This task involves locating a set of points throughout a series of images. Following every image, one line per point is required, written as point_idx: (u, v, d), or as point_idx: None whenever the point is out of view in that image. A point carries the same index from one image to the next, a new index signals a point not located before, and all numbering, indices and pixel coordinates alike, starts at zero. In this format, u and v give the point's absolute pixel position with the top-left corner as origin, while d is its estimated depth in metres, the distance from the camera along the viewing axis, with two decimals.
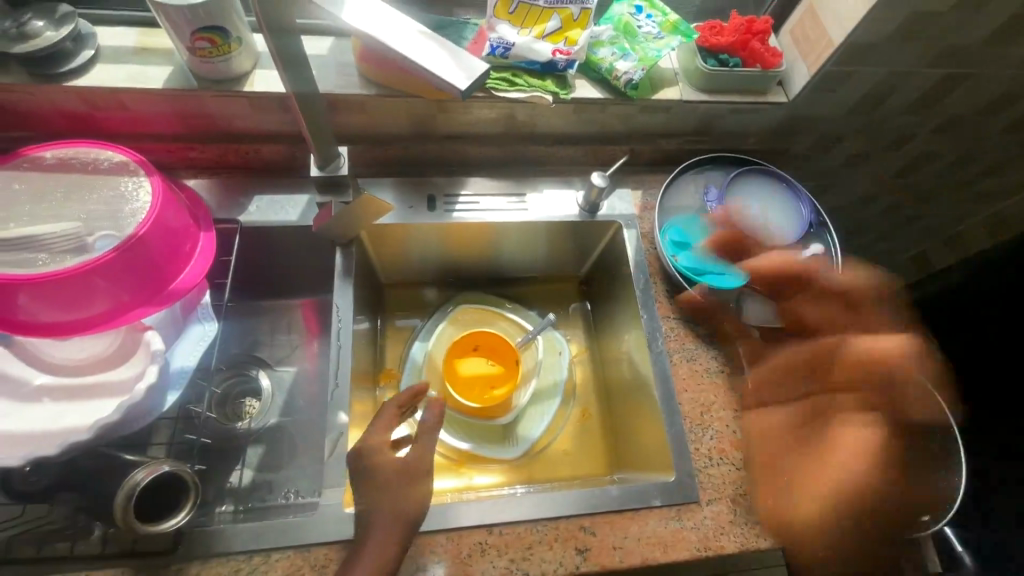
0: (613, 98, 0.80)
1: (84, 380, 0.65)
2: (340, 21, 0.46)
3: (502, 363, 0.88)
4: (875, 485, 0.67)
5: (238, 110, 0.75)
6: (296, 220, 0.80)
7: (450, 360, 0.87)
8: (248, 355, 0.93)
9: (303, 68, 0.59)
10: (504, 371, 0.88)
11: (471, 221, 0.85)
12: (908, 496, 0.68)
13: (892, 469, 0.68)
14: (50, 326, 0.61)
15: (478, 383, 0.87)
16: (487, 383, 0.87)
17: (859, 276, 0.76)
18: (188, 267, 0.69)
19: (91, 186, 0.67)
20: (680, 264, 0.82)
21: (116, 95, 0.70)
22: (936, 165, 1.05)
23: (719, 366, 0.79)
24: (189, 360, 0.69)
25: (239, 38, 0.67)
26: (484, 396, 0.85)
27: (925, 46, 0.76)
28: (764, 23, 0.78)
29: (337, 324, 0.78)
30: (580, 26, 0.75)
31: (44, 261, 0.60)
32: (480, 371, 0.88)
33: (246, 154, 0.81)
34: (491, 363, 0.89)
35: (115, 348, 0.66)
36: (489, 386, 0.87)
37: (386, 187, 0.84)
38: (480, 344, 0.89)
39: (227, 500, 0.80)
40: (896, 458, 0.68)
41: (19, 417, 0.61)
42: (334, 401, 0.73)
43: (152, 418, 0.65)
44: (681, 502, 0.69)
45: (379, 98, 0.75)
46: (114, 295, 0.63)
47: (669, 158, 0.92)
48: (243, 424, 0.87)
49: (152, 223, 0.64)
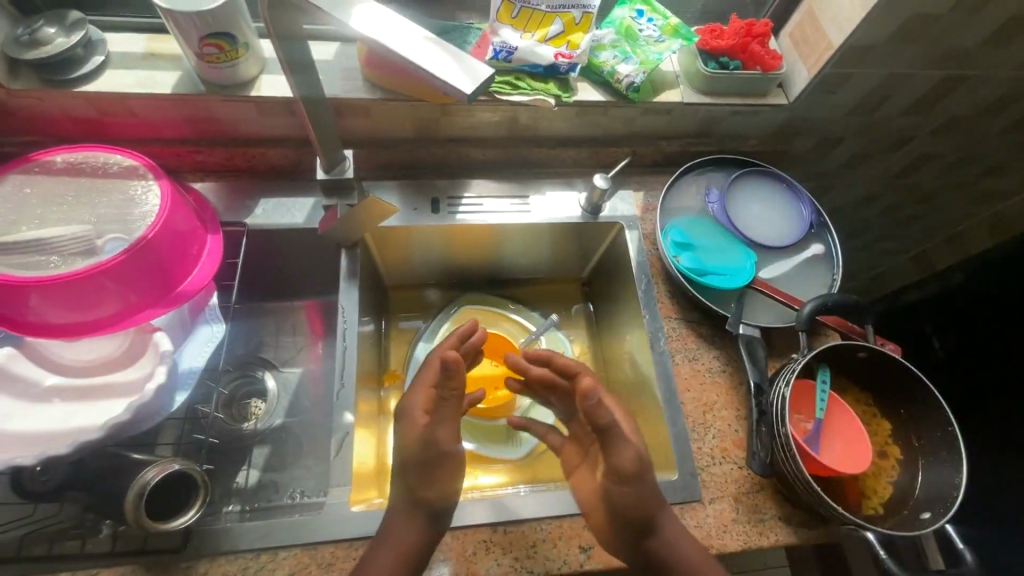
0: (615, 101, 0.81)
1: (95, 380, 0.66)
2: (347, 27, 0.45)
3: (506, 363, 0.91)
4: (659, 519, 0.61)
5: (246, 114, 0.76)
6: (302, 222, 0.81)
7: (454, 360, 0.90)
8: (253, 356, 0.94)
9: (310, 72, 0.60)
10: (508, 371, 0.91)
11: (476, 223, 0.86)
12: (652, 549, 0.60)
13: (655, 505, 0.61)
14: (60, 327, 0.62)
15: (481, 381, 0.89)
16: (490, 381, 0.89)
17: (557, 354, 0.74)
18: (195, 269, 0.70)
19: (100, 190, 0.68)
20: (683, 265, 0.81)
21: (125, 100, 0.71)
22: (936, 165, 1.05)
23: (722, 366, 0.79)
24: (197, 360, 0.69)
25: (246, 44, 0.68)
26: (489, 396, 0.88)
27: (924, 49, 0.76)
28: (764, 26, 0.78)
29: (342, 326, 0.78)
30: (581, 31, 0.76)
31: (56, 263, 0.61)
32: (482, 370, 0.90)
33: (252, 157, 0.82)
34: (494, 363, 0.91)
35: (125, 348, 0.67)
36: (494, 386, 0.89)
37: (391, 189, 0.85)
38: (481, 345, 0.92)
39: (233, 500, 0.81)
40: (650, 502, 0.60)
41: (30, 417, 0.62)
42: (340, 401, 0.73)
43: (160, 418, 0.64)
44: (685, 501, 0.70)
45: (383, 102, 0.76)
46: (123, 297, 0.64)
47: (670, 160, 0.93)
48: (249, 424, 0.89)
49: (160, 226, 0.65)
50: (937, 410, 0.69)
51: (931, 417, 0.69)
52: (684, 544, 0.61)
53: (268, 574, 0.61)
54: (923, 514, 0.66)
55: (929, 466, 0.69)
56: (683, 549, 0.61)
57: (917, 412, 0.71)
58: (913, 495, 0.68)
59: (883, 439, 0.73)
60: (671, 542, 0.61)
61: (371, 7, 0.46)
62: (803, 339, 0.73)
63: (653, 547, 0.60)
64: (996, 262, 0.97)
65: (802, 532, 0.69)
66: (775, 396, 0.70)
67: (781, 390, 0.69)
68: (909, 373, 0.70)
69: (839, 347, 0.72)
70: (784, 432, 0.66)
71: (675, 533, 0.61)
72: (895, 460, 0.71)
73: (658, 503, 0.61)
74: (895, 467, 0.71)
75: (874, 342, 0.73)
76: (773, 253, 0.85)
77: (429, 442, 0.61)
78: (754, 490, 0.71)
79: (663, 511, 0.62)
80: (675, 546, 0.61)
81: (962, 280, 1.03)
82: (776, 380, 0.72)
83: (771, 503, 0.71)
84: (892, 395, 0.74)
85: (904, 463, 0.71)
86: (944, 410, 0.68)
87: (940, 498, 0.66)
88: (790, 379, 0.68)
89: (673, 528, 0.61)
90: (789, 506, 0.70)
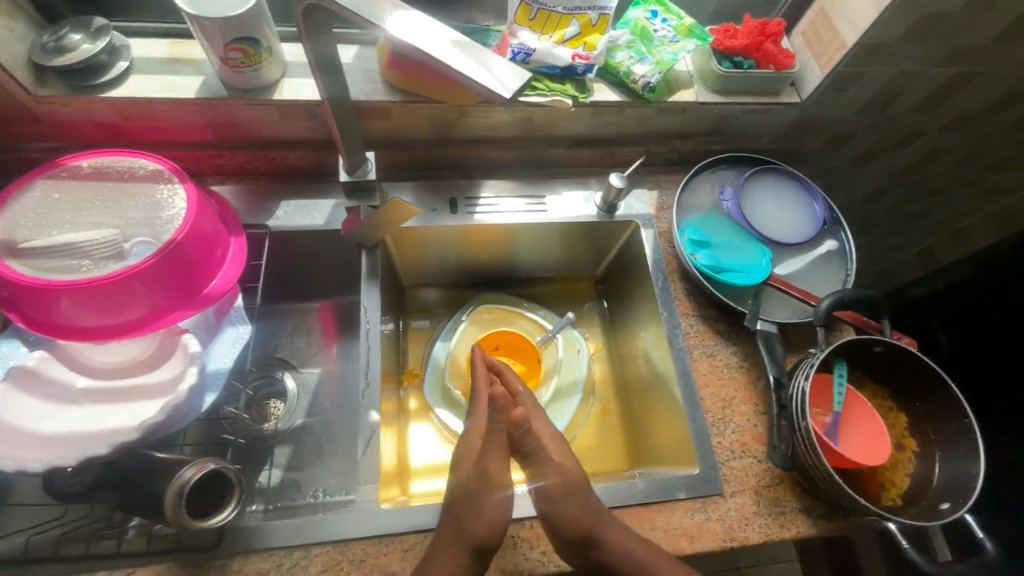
0: (631, 101, 0.81)
1: (125, 383, 0.66)
2: (380, 31, 0.46)
3: (524, 361, 0.93)
4: (606, 530, 0.63)
5: (267, 117, 0.76)
6: (323, 224, 0.82)
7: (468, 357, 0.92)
8: (271, 357, 0.95)
9: (338, 74, 0.61)
10: (526, 369, 0.92)
11: (493, 223, 0.87)
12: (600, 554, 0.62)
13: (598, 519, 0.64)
14: (91, 330, 0.63)
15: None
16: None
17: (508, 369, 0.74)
18: (221, 271, 0.71)
19: (127, 195, 0.69)
20: (700, 262, 0.82)
21: (149, 105, 0.71)
22: (944, 161, 1.06)
23: (739, 362, 0.80)
24: (225, 361, 0.70)
25: (269, 48, 0.69)
26: None
27: (936, 46, 0.77)
28: (778, 25, 0.80)
29: (365, 326, 0.79)
30: (598, 32, 0.76)
31: (88, 267, 0.62)
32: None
33: (273, 160, 0.82)
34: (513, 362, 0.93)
35: (154, 350, 0.68)
36: None
37: (408, 190, 0.86)
38: (501, 344, 0.93)
39: (256, 499, 0.83)
40: (592, 514, 0.64)
41: (63, 419, 0.63)
42: (366, 401, 0.74)
43: (190, 419, 0.66)
44: (706, 494, 0.71)
45: (403, 104, 0.77)
46: (152, 300, 0.65)
47: (684, 159, 0.94)
48: (269, 424, 0.90)
49: (188, 230, 0.66)
50: (953, 402, 0.70)
51: (947, 409, 0.71)
52: (631, 549, 0.63)
53: (301, 571, 0.62)
54: (941, 504, 0.67)
55: (945, 457, 0.70)
56: (632, 551, 0.63)
57: (933, 404, 0.72)
58: (931, 486, 0.69)
59: (900, 431, 0.74)
60: (621, 547, 0.63)
61: (404, 11, 0.47)
62: (821, 334, 0.74)
63: (598, 558, 0.63)
64: (1002, 253, 0.98)
65: (823, 524, 0.71)
66: (795, 390, 0.71)
67: (801, 384, 0.70)
68: (924, 366, 0.71)
69: (856, 342, 0.73)
70: (806, 425, 0.67)
71: (624, 542, 0.63)
72: (912, 452, 0.72)
73: (603, 515, 0.65)
74: (912, 458, 0.72)
75: (890, 336, 0.74)
76: (787, 250, 0.86)
77: (482, 474, 0.66)
78: (774, 483, 0.73)
79: (610, 522, 0.64)
80: (625, 552, 0.63)
81: (971, 274, 1.04)
82: (795, 375, 0.73)
83: (791, 495, 0.72)
84: (908, 389, 0.75)
85: (921, 455, 0.72)
86: (960, 402, 0.69)
87: (958, 489, 0.67)
88: (810, 373, 0.70)
89: (618, 536, 0.63)
90: (807, 498, 0.72)
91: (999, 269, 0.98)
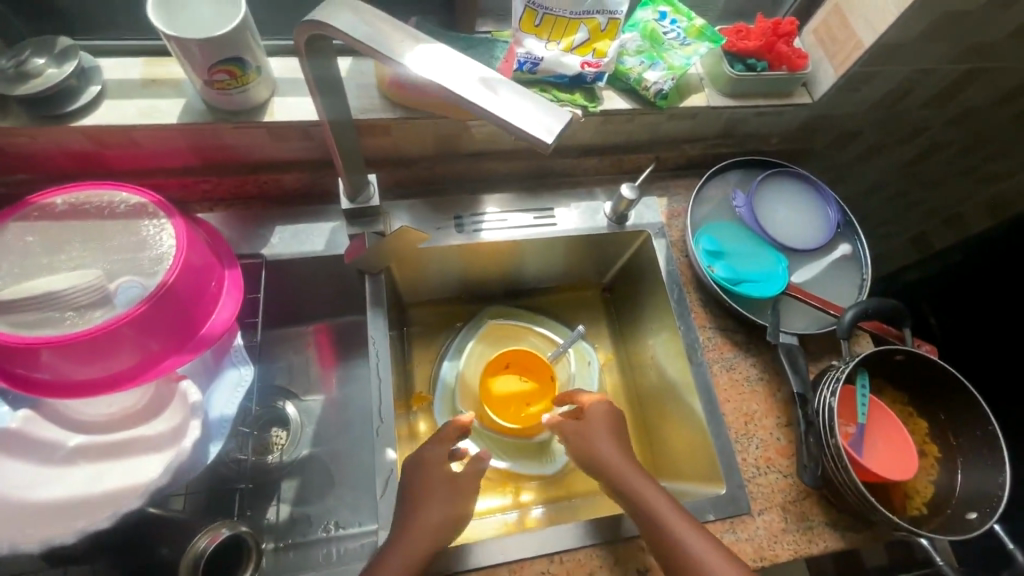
0: (642, 108, 0.78)
1: (118, 438, 0.62)
2: (401, 67, 0.42)
3: (535, 379, 0.88)
4: (626, 479, 0.65)
5: (257, 140, 0.71)
6: (322, 249, 0.77)
7: (484, 380, 0.86)
8: (271, 387, 0.91)
9: (338, 94, 0.55)
10: (537, 387, 0.88)
11: (500, 240, 0.83)
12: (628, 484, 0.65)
13: (613, 467, 0.66)
14: (78, 386, 0.58)
15: (514, 401, 0.86)
16: (522, 399, 0.87)
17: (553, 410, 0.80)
18: (217, 308, 0.66)
19: (108, 235, 0.63)
20: (717, 274, 0.80)
21: (127, 133, 0.65)
22: (947, 153, 1.06)
23: (759, 374, 0.79)
24: (228, 408, 0.66)
25: (257, 68, 0.63)
26: (520, 414, 0.86)
27: (952, 44, 0.76)
28: (790, 24, 0.76)
29: (374, 359, 0.75)
30: (608, 38, 0.71)
31: (72, 318, 0.57)
32: (514, 389, 0.87)
33: (264, 183, 0.77)
34: (523, 380, 0.88)
35: (149, 400, 0.63)
36: (524, 403, 0.87)
37: (405, 210, 0.81)
38: (512, 361, 0.88)
39: (266, 537, 0.81)
40: (604, 461, 0.67)
41: (58, 484, 0.58)
42: (381, 438, 0.71)
43: (197, 471, 0.62)
44: (734, 515, 0.70)
45: (404, 120, 0.72)
46: (144, 347, 0.60)
47: (693, 163, 0.91)
48: (273, 457, 0.86)
49: (180, 268, 0.62)
50: (975, 409, 0.70)
51: (970, 417, 0.70)
52: (658, 510, 0.61)
53: None
54: (968, 513, 0.67)
55: (968, 466, 0.70)
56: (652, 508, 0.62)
57: (957, 412, 0.72)
58: (954, 495, 0.69)
59: (921, 437, 0.74)
60: (646, 507, 0.62)
61: (424, 44, 0.43)
62: (844, 347, 0.73)
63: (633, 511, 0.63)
64: (995, 238, 1.00)
65: (850, 537, 0.70)
66: (821, 405, 0.70)
67: (827, 399, 0.69)
68: (947, 373, 0.71)
69: (877, 353, 0.72)
70: (835, 443, 0.67)
71: (653, 501, 0.62)
72: (934, 458, 0.72)
73: (626, 469, 0.66)
74: (934, 465, 0.72)
75: (912, 344, 0.73)
76: (801, 255, 0.85)
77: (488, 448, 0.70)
78: (800, 498, 0.72)
79: (631, 473, 0.65)
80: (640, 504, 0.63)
81: (961, 259, 1.05)
82: (820, 388, 0.72)
83: (818, 509, 0.71)
84: (930, 398, 0.74)
85: (943, 462, 0.72)
86: (984, 410, 0.69)
87: (983, 498, 0.67)
88: (836, 388, 0.69)
89: (640, 488, 0.64)
90: (834, 511, 0.71)
91: (990, 254, 1.01)
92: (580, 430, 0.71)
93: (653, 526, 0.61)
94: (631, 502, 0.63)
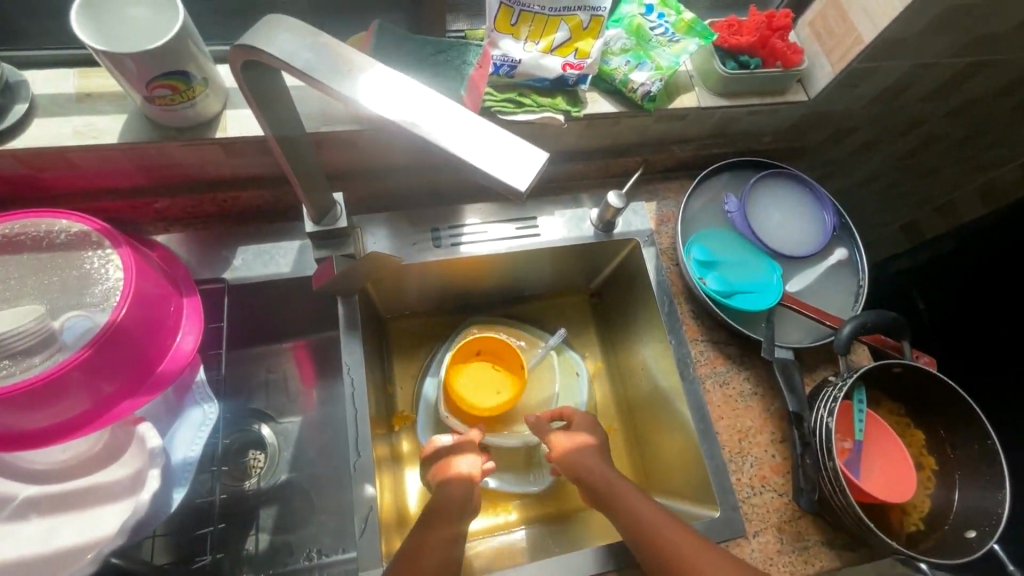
0: (629, 111, 0.73)
1: (72, 486, 0.58)
2: (355, 106, 0.37)
3: (508, 367, 0.84)
4: (624, 499, 0.64)
5: (211, 157, 0.65)
6: (289, 271, 0.72)
7: (454, 371, 0.82)
8: (245, 410, 0.86)
9: (285, 105, 0.47)
10: (511, 374, 0.83)
11: (481, 254, 0.78)
12: (621, 500, 0.64)
13: (603, 484, 0.67)
14: (23, 439, 0.53)
15: (485, 389, 0.82)
16: (492, 386, 0.82)
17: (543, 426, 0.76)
18: (177, 342, 0.61)
19: (48, 269, 0.58)
20: (709, 287, 0.77)
21: (63, 154, 0.59)
22: (943, 146, 1.02)
23: (753, 389, 0.76)
24: (191, 449, 0.62)
25: (204, 79, 0.57)
26: (492, 400, 0.81)
27: (956, 37, 0.71)
28: (785, 17, 0.72)
29: (349, 388, 0.71)
30: (590, 37, 0.66)
31: (8, 367, 0.51)
32: (485, 378, 0.83)
33: (223, 201, 0.71)
34: (497, 369, 0.84)
35: (105, 445, 0.59)
36: (495, 390, 0.82)
37: (380, 224, 0.76)
38: (483, 348, 0.84)
39: (245, 569, 0.77)
40: (603, 484, 0.67)
41: (6, 542, 0.54)
42: (358, 474, 0.68)
43: (161, 519, 0.57)
44: (728, 538, 0.68)
45: (371, 131, 0.67)
46: (96, 391, 0.55)
47: (684, 164, 0.87)
48: (251, 483, 0.82)
49: (131, 301, 0.56)
50: (975, 423, 0.67)
51: (969, 430, 0.68)
52: (668, 538, 0.59)
53: None
54: (967, 532, 0.65)
55: (965, 481, 0.68)
56: (646, 523, 0.61)
57: (956, 425, 0.69)
58: (951, 511, 0.68)
59: (918, 449, 0.72)
60: (661, 538, 0.59)
61: (381, 68, 0.37)
62: (842, 362, 0.70)
63: (625, 529, 0.62)
64: (987, 228, 0.97)
65: (845, 556, 0.69)
66: (818, 425, 0.67)
67: (824, 418, 0.67)
68: (946, 387, 0.68)
69: (875, 367, 0.69)
70: (833, 466, 0.64)
71: (661, 530, 0.60)
72: (931, 471, 0.70)
73: (618, 486, 0.66)
74: (931, 479, 0.70)
75: (911, 356, 0.71)
76: (796, 262, 0.81)
77: (466, 480, 0.70)
78: (796, 517, 0.70)
79: (625, 492, 0.65)
80: (637, 526, 0.61)
81: (953, 248, 1.01)
82: (816, 407, 0.70)
83: (814, 528, 0.69)
84: (927, 410, 0.72)
85: (940, 476, 0.70)
86: (983, 423, 0.66)
87: (981, 514, 0.65)
88: (834, 408, 0.66)
89: (634, 508, 0.63)
90: (831, 529, 0.69)
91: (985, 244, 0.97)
92: (575, 442, 0.72)
93: (658, 550, 0.59)
94: (637, 532, 0.61)
